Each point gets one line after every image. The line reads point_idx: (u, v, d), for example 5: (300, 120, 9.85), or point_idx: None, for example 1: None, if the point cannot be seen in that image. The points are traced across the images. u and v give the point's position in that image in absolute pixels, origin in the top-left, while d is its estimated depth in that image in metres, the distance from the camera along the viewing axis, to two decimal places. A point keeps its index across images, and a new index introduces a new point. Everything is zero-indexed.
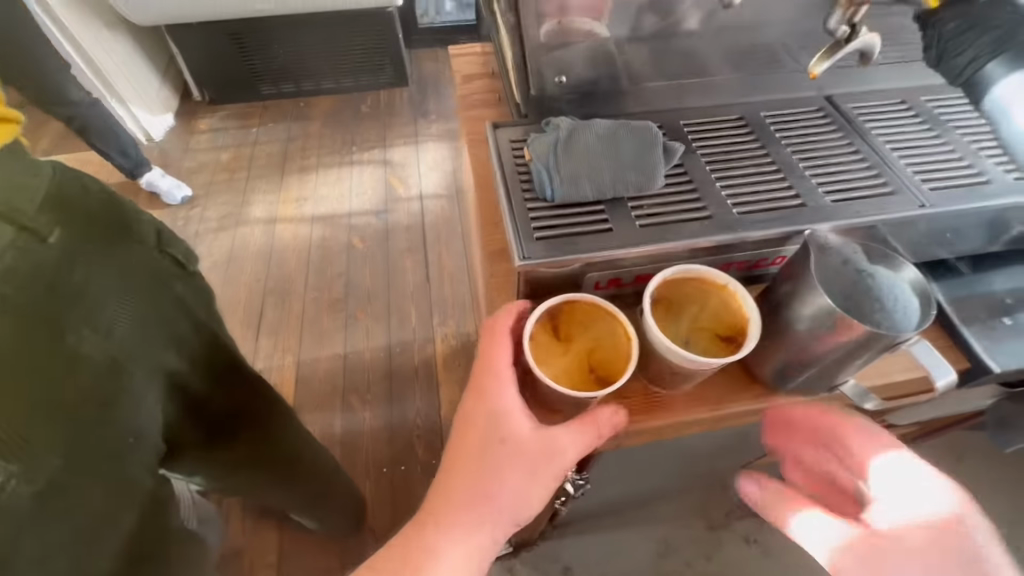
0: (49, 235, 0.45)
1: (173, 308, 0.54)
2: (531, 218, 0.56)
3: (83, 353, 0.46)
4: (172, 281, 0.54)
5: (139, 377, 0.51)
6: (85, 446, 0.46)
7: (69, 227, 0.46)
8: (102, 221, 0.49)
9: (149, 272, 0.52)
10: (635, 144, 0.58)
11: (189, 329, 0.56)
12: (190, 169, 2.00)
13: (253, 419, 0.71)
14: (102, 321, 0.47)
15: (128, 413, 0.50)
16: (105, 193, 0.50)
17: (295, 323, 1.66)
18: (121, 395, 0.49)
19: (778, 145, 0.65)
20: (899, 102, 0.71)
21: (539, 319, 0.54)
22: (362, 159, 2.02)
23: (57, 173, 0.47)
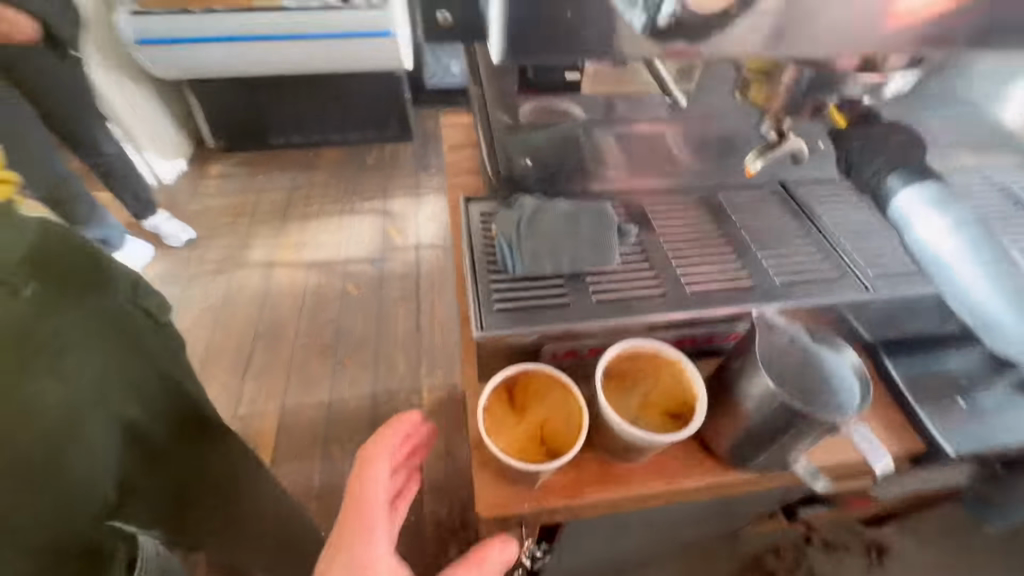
0: (23, 287, 0.47)
1: (141, 359, 0.57)
2: (493, 290, 0.59)
3: (42, 402, 0.47)
4: (142, 332, 0.57)
5: (93, 430, 0.51)
6: (31, 497, 0.46)
7: (42, 279, 0.49)
8: (81, 274, 0.52)
9: (116, 322, 0.55)
10: (593, 224, 0.62)
11: (154, 379, 0.59)
12: (196, 212, 2.07)
13: (210, 472, 0.71)
14: (66, 371, 0.48)
15: (80, 465, 0.50)
16: (85, 246, 0.53)
17: (283, 368, 1.66)
18: (75, 445, 0.49)
19: (732, 227, 0.70)
20: (848, 189, 0.76)
21: (494, 389, 0.56)
22: (362, 208, 2.10)
23: (40, 229, 0.50)
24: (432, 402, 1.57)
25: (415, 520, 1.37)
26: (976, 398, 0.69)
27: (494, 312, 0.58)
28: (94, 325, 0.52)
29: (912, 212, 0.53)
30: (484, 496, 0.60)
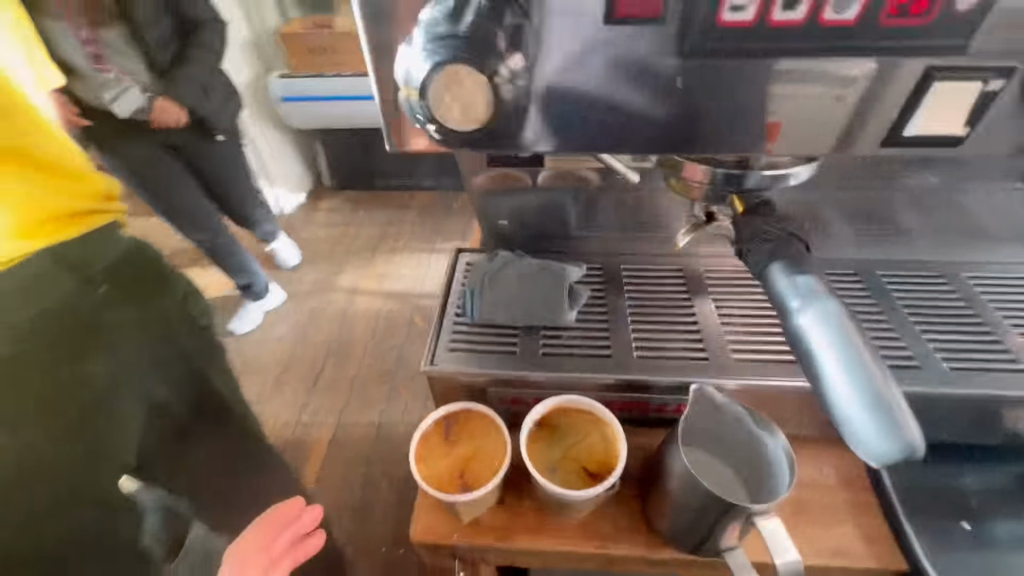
0: (101, 286, 0.68)
1: (173, 352, 0.73)
2: (453, 331, 0.67)
3: (88, 369, 0.64)
4: (180, 329, 0.74)
5: (122, 396, 0.66)
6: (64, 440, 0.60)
7: (116, 283, 0.69)
8: (147, 280, 0.72)
9: (159, 315, 0.71)
10: (552, 282, 0.67)
11: (182, 369, 0.73)
12: (304, 239, 2.40)
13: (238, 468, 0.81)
14: (111, 349, 0.66)
15: (106, 422, 0.64)
16: (156, 261, 0.75)
17: (346, 386, 1.84)
18: (106, 406, 0.64)
19: (704, 297, 0.70)
20: (851, 274, 0.73)
21: (435, 421, 0.62)
22: (440, 249, 2.30)
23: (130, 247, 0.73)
24: None
25: None
26: (987, 524, 0.62)
27: (449, 351, 0.65)
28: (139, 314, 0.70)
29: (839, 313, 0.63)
30: (421, 520, 0.64)
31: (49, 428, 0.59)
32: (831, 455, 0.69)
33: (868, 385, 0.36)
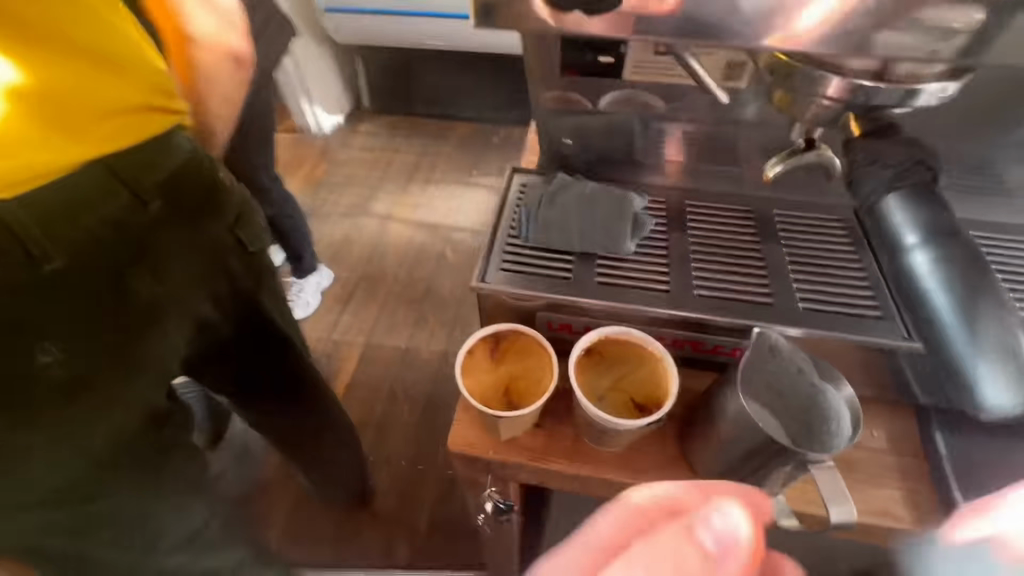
0: (151, 203, 0.63)
1: (217, 271, 0.71)
2: (506, 251, 0.64)
3: (137, 292, 0.63)
4: (229, 254, 0.71)
5: (170, 313, 0.67)
6: (110, 352, 0.62)
7: (165, 200, 0.64)
8: (200, 200, 0.67)
9: (211, 247, 0.69)
10: (615, 210, 0.63)
11: (226, 289, 0.73)
12: (339, 160, 2.40)
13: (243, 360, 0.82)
14: (159, 271, 0.64)
15: (148, 340, 0.65)
16: (212, 181, 0.68)
17: (375, 308, 1.86)
18: (149, 325, 0.65)
19: (774, 244, 0.65)
20: None
21: (481, 339, 0.62)
22: (477, 184, 2.27)
23: (188, 155, 0.66)
24: None
25: (451, 472, 1.49)
26: None
27: (499, 271, 0.63)
28: (211, 265, 0.70)
29: None
30: (458, 432, 0.65)
31: (86, 341, 0.59)
32: (885, 418, 0.66)
33: (1005, 359, 0.44)
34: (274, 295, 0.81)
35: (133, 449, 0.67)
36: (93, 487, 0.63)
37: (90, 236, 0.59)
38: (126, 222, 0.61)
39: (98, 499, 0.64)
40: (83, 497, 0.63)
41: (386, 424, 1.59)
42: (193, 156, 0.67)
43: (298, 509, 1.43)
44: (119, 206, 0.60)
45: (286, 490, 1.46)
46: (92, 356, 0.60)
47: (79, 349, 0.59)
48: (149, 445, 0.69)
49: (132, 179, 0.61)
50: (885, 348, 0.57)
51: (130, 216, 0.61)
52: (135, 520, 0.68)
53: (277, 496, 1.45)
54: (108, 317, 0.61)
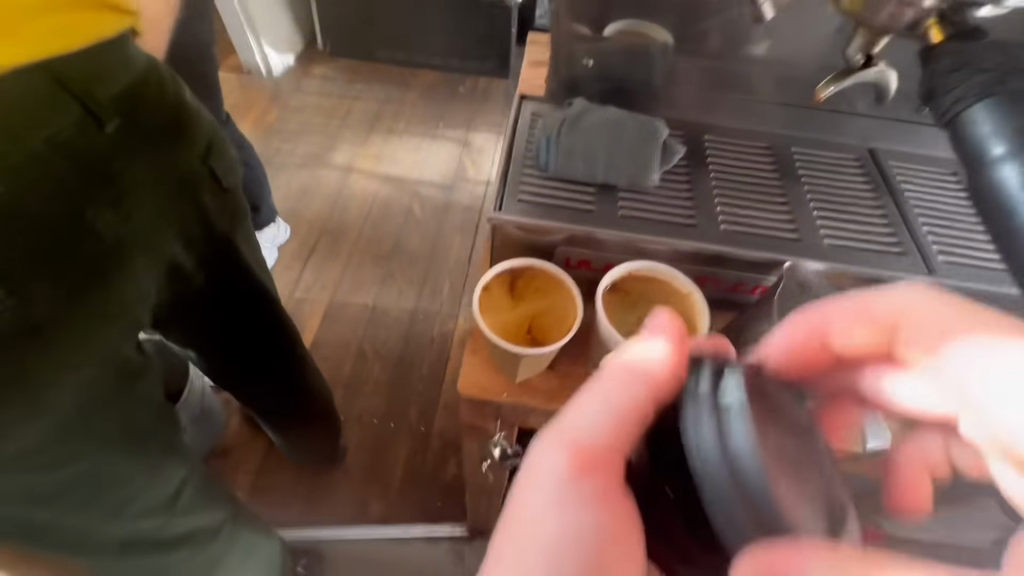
0: (107, 123, 0.47)
1: (193, 214, 0.56)
2: (522, 181, 0.59)
3: (98, 232, 0.48)
4: (204, 193, 0.56)
5: (140, 261, 0.53)
6: (73, 311, 0.48)
7: (125, 119, 0.48)
8: (163, 124, 0.50)
9: (182, 181, 0.53)
10: (640, 135, 0.59)
11: (201, 233, 0.58)
12: (294, 107, 2.23)
13: (218, 313, 0.69)
14: (125, 209, 0.50)
15: (119, 293, 0.51)
16: (179, 100, 0.51)
17: (340, 263, 1.74)
18: (115, 275, 0.50)
19: (796, 182, 0.64)
20: (950, 172, 0.66)
21: (498, 275, 0.57)
22: (444, 135, 2.16)
23: (146, 66, 0.49)
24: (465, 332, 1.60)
25: (424, 430, 1.43)
26: None
27: (517, 202, 0.58)
28: (184, 204, 0.55)
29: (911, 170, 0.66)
30: (467, 375, 0.61)
31: (43, 296, 0.45)
32: None
33: None
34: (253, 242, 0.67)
35: (106, 425, 0.54)
36: (54, 463, 0.50)
37: (33, 159, 0.43)
38: (76, 142, 0.45)
39: (79, 481, 0.53)
40: (42, 493, 0.51)
41: (352, 381, 1.51)
42: (152, 68, 0.49)
43: (261, 475, 1.34)
44: (65, 123, 0.44)
45: (248, 455, 1.36)
46: (53, 316, 0.46)
47: (38, 307, 0.45)
48: (123, 419, 0.56)
49: (82, 87, 0.45)
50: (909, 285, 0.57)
51: (83, 139, 0.45)
52: (108, 494, 0.56)
53: (239, 461, 1.35)
54: (64, 264, 0.46)
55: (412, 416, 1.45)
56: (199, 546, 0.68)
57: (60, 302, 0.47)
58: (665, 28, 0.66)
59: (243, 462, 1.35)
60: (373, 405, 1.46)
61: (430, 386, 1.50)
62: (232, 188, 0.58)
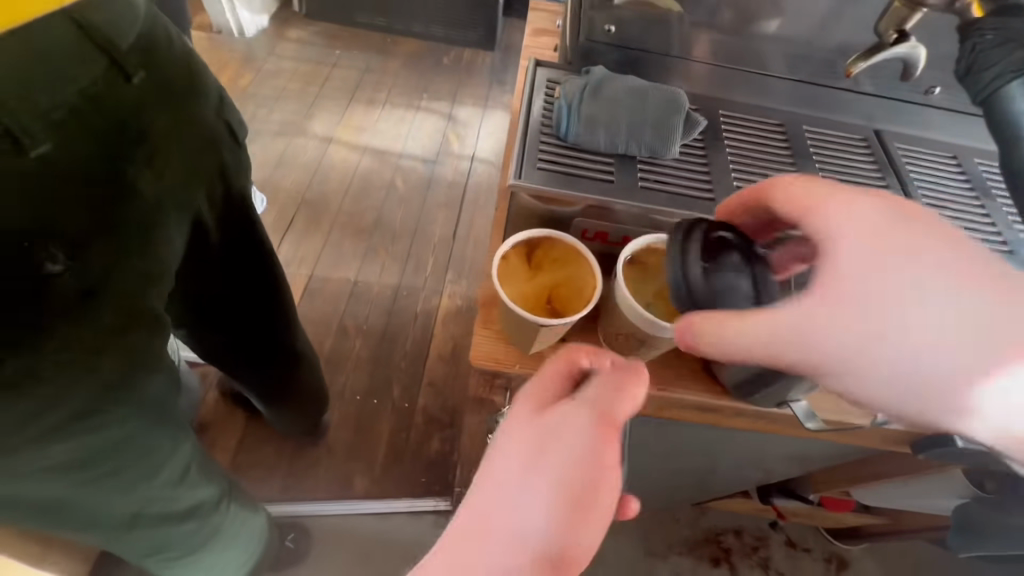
0: (134, 75, 0.44)
1: (214, 169, 0.57)
2: (540, 149, 0.58)
3: (139, 188, 0.47)
4: (222, 146, 0.57)
5: (174, 219, 0.52)
6: (123, 268, 0.47)
7: (150, 72, 0.46)
8: (182, 76, 0.50)
9: (204, 136, 0.53)
10: (663, 105, 0.59)
11: (218, 189, 0.59)
12: (269, 71, 2.12)
13: (228, 284, 0.67)
14: (159, 165, 0.48)
15: (160, 251, 0.50)
16: (184, 50, 0.50)
17: (320, 237, 1.69)
18: (156, 232, 0.49)
19: (807, 159, 0.64)
20: (949, 156, 0.68)
21: (516, 245, 0.56)
22: (428, 107, 2.10)
23: (150, 16, 0.47)
24: (450, 308, 1.58)
25: (408, 406, 1.42)
26: None
27: (537, 169, 0.57)
28: (207, 160, 0.55)
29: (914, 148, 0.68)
30: (480, 345, 0.61)
31: (95, 255, 0.44)
32: None
33: None
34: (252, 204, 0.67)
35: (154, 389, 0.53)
36: (100, 427, 0.47)
37: (70, 112, 0.40)
38: (108, 95, 0.43)
39: (114, 452, 0.50)
40: (85, 462, 0.48)
41: (333, 358, 1.47)
42: (153, 15, 0.47)
43: (240, 451, 1.30)
44: (95, 75, 0.42)
45: (226, 431, 1.32)
46: (107, 270, 0.45)
47: (93, 264, 0.44)
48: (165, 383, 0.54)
49: (103, 35, 0.42)
50: None
51: (117, 93, 0.43)
52: (142, 467, 0.53)
53: (217, 437, 1.31)
54: (113, 221, 0.45)
55: (395, 392, 1.44)
56: (208, 517, 0.65)
57: (120, 256, 0.46)
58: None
59: (222, 437, 1.31)
60: (357, 380, 1.44)
61: (414, 363, 1.49)
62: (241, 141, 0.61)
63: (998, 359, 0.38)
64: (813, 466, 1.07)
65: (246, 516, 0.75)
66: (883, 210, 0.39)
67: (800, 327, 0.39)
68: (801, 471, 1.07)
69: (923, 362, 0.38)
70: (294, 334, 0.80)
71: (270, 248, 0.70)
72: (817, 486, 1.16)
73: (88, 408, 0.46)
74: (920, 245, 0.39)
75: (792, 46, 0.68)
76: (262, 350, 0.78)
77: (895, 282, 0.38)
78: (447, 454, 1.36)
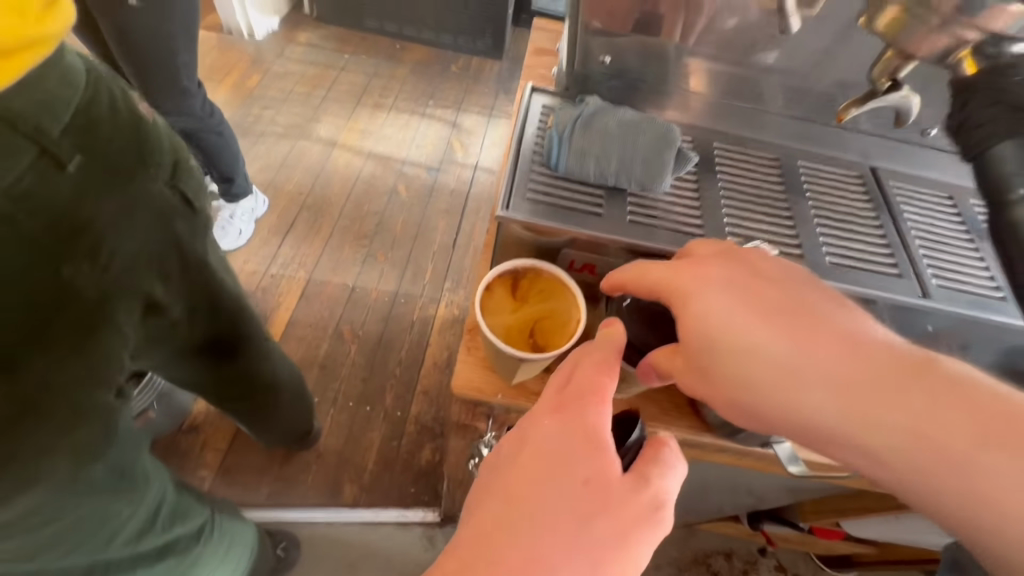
0: (69, 162, 0.42)
1: (169, 245, 0.53)
2: (530, 179, 0.58)
3: (76, 286, 0.45)
4: (175, 219, 0.53)
5: (121, 308, 0.49)
6: (61, 373, 0.45)
7: (88, 155, 0.44)
8: (128, 149, 0.47)
9: (158, 212, 0.51)
10: (654, 139, 0.58)
11: (178, 263, 0.55)
12: (278, 73, 2.14)
13: (197, 340, 0.65)
14: (103, 255, 0.46)
15: (106, 345, 0.48)
16: (131, 121, 0.48)
17: (320, 241, 1.69)
18: (102, 325, 0.48)
19: (801, 198, 0.64)
20: (946, 197, 0.67)
21: (501, 275, 0.56)
22: (433, 115, 2.10)
23: (89, 90, 0.45)
24: (447, 317, 1.57)
25: (400, 416, 1.40)
26: None
27: (525, 200, 0.56)
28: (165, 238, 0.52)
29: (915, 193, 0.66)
30: (462, 372, 0.60)
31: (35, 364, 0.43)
32: None
33: None
34: (222, 264, 0.64)
35: (114, 464, 0.51)
36: (49, 521, 0.47)
37: None
38: (37, 190, 0.41)
39: (65, 534, 0.50)
40: (38, 548, 0.49)
41: (326, 365, 1.46)
42: (92, 88, 0.45)
43: (228, 455, 1.29)
44: (23, 169, 0.40)
45: (215, 435, 1.31)
46: (43, 372, 0.43)
47: (28, 375, 0.43)
48: (132, 456, 0.53)
49: (31, 123, 0.40)
50: (906, 308, 0.57)
51: (48, 187, 0.41)
52: (96, 538, 0.53)
53: (205, 440, 1.30)
54: (44, 327, 0.43)
55: (389, 401, 1.43)
56: (187, 550, 0.65)
57: (55, 359, 0.44)
58: (680, 33, 0.65)
59: (213, 441, 1.30)
60: (350, 387, 1.43)
61: (409, 371, 1.48)
62: (200, 208, 0.56)
63: (879, 408, 0.36)
64: (805, 494, 1.06)
65: (235, 533, 0.76)
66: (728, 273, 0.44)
67: (676, 375, 0.44)
68: (791, 499, 1.05)
69: (802, 414, 0.38)
70: (270, 360, 0.79)
71: (237, 297, 0.67)
72: (808, 513, 1.14)
73: (31, 510, 0.45)
74: (767, 301, 0.41)
75: (788, 77, 0.67)
76: (234, 387, 0.77)
77: (744, 334, 0.40)
78: (436, 465, 1.35)
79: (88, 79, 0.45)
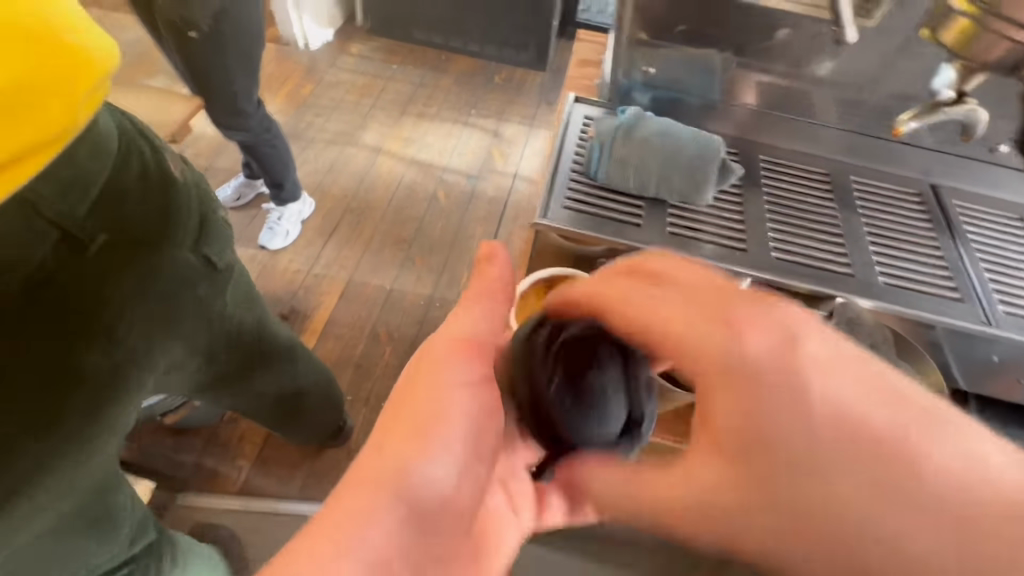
0: (90, 243, 0.44)
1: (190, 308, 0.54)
2: (569, 188, 0.58)
3: (89, 364, 0.45)
4: (196, 282, 0.53)
5: (138, 379, 0.50)
6: (71, 447, 0.45)
7: (112, 232, 0.46)
8: (151, 220, 0.48)
9: (179, 278, 0.51)
10: (697, 150, 0.58)
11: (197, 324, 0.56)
12: (329, 82, 2.23)
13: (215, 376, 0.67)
14: (118, 333, 0.47)
15: (117, 414, 0.49)
16: (161, 187, 0.49)
17: (361, 244, 1.74)
18: (114, 398, 0.48)
19: (853, 214, 0.61)
20: (1014, 217, 0.62)
21: (535, 284, 0.55)
22: (475, 124, 2.14)
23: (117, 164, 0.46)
24: None
25: None
26: None
27: (565, 208, 0.57)
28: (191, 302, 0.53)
29: (981, 213, 0.62)
30: None
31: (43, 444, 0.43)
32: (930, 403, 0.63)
33: None
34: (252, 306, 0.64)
35: (83, 514, 0.52)
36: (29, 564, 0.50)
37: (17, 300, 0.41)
38: (58, 272, 0.43)
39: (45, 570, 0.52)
40: None
41: (361, 364, 1.50)
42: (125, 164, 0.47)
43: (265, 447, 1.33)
44: (44, 251, 0.42)
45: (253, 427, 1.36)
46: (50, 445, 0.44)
47: (33, 448, 0.43)
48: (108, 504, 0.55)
49: (59, 206, 0.42)
50: (966, 334, 0.54)
51: (67, 267, 0.43)
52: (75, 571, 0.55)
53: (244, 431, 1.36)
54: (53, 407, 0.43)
55: None
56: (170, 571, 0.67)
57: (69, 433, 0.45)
58: (726, 46, 0.64)
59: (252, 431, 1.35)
60: (383, 388, 1.46)
61: None
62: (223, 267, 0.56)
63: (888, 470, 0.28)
64: None
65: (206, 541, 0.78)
66: (753, 354, 0.33)
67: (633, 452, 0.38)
68: None
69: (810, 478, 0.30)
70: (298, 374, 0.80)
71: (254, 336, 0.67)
72: None
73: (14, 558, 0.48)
74: (798, 393, 0.31)
75: (843, 89, 0.65)
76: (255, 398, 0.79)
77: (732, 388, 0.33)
78: None
79: (120, 152, 0.47)
